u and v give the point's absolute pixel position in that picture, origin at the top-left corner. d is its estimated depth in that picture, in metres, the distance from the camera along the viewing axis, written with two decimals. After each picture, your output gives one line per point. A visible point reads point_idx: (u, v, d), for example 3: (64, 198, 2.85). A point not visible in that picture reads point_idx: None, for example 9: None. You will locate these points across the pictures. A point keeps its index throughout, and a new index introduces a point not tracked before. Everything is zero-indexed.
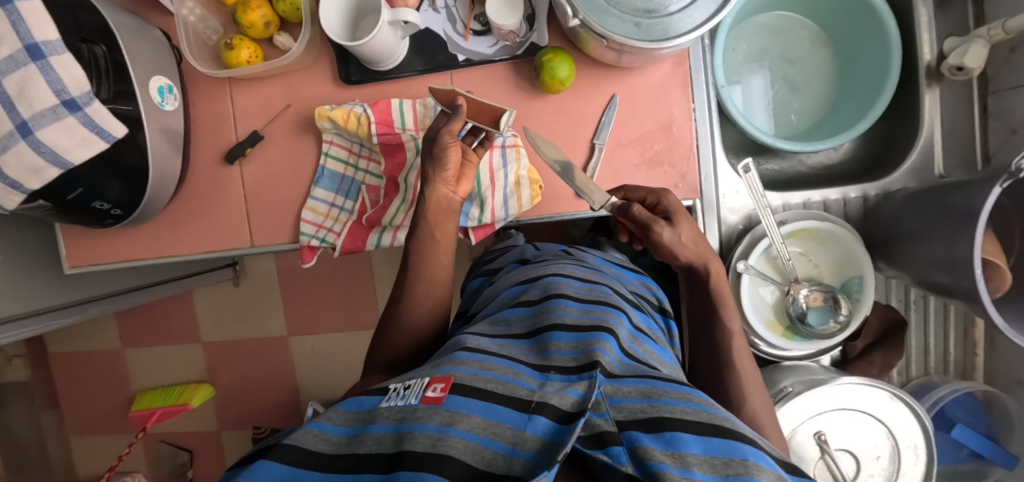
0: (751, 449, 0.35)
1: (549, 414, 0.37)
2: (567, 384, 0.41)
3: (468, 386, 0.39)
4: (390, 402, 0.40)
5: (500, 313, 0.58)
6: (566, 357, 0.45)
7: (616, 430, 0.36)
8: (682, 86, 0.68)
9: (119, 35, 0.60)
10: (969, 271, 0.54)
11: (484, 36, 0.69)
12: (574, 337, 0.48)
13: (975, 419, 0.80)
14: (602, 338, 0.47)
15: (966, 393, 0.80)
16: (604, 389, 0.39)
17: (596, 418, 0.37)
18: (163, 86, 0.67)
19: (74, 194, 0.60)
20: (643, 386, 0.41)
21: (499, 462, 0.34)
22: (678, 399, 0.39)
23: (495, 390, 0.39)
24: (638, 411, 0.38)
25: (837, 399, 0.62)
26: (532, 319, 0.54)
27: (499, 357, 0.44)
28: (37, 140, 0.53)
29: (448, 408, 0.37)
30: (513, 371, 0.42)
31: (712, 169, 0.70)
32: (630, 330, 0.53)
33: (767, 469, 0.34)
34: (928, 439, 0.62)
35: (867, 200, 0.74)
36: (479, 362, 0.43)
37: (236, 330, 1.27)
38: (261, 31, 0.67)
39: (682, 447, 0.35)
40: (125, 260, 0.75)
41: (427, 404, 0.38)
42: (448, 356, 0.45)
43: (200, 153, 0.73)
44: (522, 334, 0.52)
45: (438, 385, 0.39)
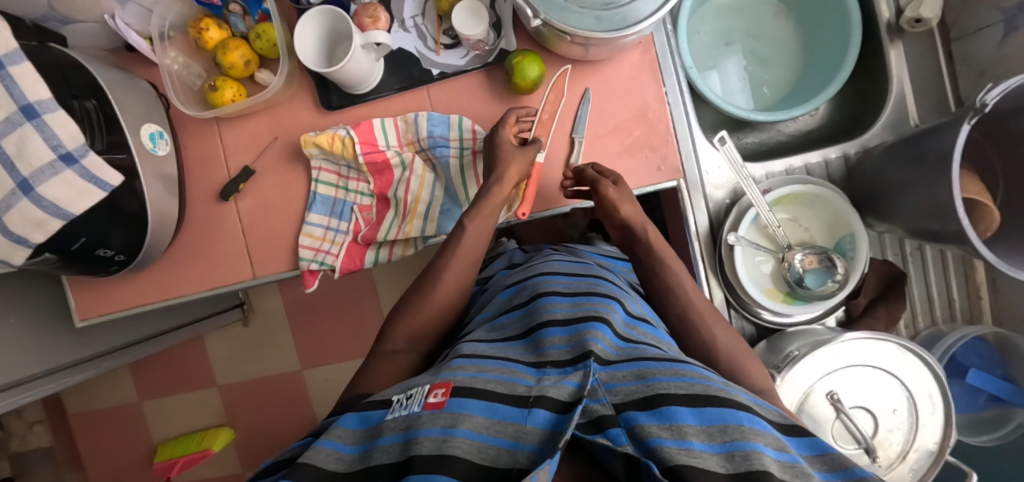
0: (745, 415, 0.36)
1: (548, 406, 0.37)
2: (563, 375, 0.41)
3: (466, 387, 0.39)
4: (394, 413, 0.40)
5: (498, 317, 0.59)
6: (561, 351, 0.46)
7: (613, 413, 0.37)
8: (652, 72, 0.71)
9: (107, 90, 0.63)
10: (953, 213, 0.55)
11: (455, 49, 0.72)
12: (568, 330, 0.49)
13: (989, 364, 0.79)
14: (596, 327, 0.47)
15: (976, 337, 0.79)
16: (599, 377, 0.40)
17: (593, 404, 0.38)
18: (154, 132, 0.69)
19: (77, 245, 0.63)
20: (637, 369, 0.41)
21: (504, 458, 0.35)
22: (671, 375, 0.39)
23: (494, 389, 0.39)
24: (633, 392, 0.38)
25: (844, 356, 0.62)
26: (525, 320, 0.55)
27: (495, 360, 0.45)
28: (39, 196, 0.55)
29: (450, 411, 0.37)
30: (509, 369, 0.43)
31: (692, 147, 0.72)
32: (623, 318, 0.54)
33: (763, 431, 0.35)
34: (943, 388, 0.62)
35: (848, 159, 0.74)
36: (476, 366, 0.43)
37: (251, 369, 1.28)
38: (242, 71, 0.70)
39: (678, 419, 0.35)
40: (132, 306, 0.76)
41: (429, 410, 0.38)
42: (446, 363, 0.46)
43: (195, 195, 0.75)
44: (517, 335, 0.53)
45: (438, 390, 0.40)
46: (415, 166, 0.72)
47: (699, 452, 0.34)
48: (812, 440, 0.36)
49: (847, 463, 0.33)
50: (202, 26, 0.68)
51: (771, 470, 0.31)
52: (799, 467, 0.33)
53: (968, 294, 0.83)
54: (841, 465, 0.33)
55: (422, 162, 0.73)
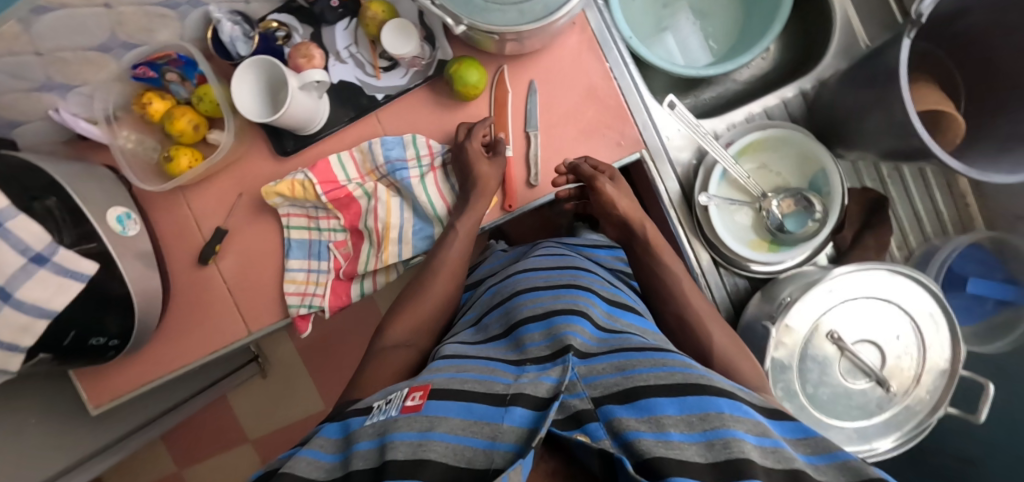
0: (725, 401, 0.36)
1: (525, 404, 0.37)
2: (542, 371, 0.41)
3: (443, 390, 0.40)
4: (373, 419, 0.41)
5: (483, 320, 0.60)
6: (540, 347, 0.46)
7: (591, 407, 0.37)
8: (593, 51, 0.71)
9: (66, 184, 0.64)
10: (913, 130, 0.54)
11: (394, 70, 0.72)
12: (545, 325, 0.49)
13: (988, 268, 0.80)
14: (573, 321, 0.48)
15: (970, 246, 0.80)
16: (578, 371, 0.40)
17: (572, 399, 0.38)
18: (122, 214, 0.70)
19: (69, 338, 0.64)
20: (618, 361, 0.41)
21: (480, 458, 0.34)
22: (653, 366, 0.40)
23: (472, 389, 0.40)
24: (612, 384, 0.39)
25: (836, 294, 0.60)
26: (506, 317, 0.56)
27: (476, 359, 0.46)
28: (18, 300, 0.56)
29: (426, 415, 0.38)
30: (489, 368, 0.44)
31: (648, 117, 0.71)
32: (602, 309, 0.55)
33: (744, 418, 0.35)
34: (943, 304, 0.61)
35: (806, 95, 0.73)
36: (456, 367, 0.44)
37: (278, 419, 1.30)
38: (193, 136, 0.71)
39: (657, 411, 0.36)
40: (140, 385, 0.77)
41: (406, 413, 0.39)
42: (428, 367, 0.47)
43: (176, 265, 0.76)
44: (499, 334, 0.54)
45: (416, 394, 0.40)
46: (382, 195, 0.72)
47: (678, 443, 0.34)
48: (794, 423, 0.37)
49: (831, 447, 0.34)
50: (145, 101, 0.69)
51: (749, 458, 0.32)
52: (781, 451, 0.33)
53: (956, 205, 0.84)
54: (825, 450, 0.34)
55: (387, 190, 0.72)
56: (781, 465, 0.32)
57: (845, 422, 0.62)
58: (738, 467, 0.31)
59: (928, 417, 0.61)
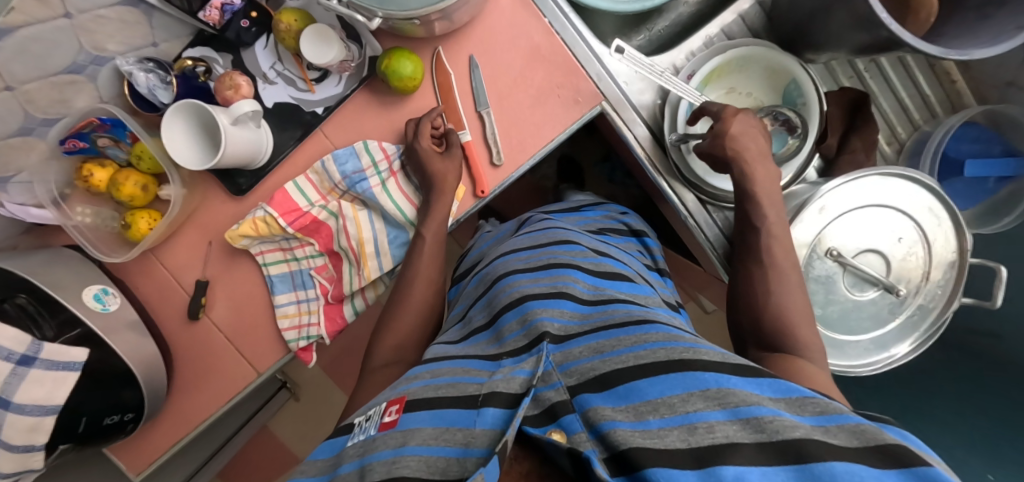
0: (712, 376, 0.35)
1: (497, 403, 0.35)
2: (517, 365, 0.40)
3: (419, 400, 0.39)
4: (354, 439, 0.40)
5: (470, 314, 0.59)
6: (516, 339, 0.45)
7: (567, 398, 0.36)
8: (527, 9, 0.66)
9: (33, 278, 0.62)
10: (880, 23, 0.49)
11: (326, 79, 0.68)
12: (519, 312, 0.48)
13: (984, 145, 0.81)
14: (556, 304, 0.48)
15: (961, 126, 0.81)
16: (553, 359, 0.39)
17: (545, 392, 0.37)
18: (98, 291, 0.68)
19: (82, 425, 0.64)
20: (596, 343, 0.41)
21: (453, 468, 0.33)
22: (633, 345, 0.39)
23: (445, 394, 0.39)
24: (587, 370, 0.38)
25: (828, 212, 0.58)
26: (489, 307, 0.55)
27: (454, 361, 0.45)
28: (19, 405, 0.58)
29: (401, 429, 0.37)
30: (465, 369, 0.43)
31: (602, 66, 0.67)
32: (587, 284, 0.54)
33: (729, 391, 0.34)
34: (941, 195, 0.59)
35: (763, 5, 0.68)
36: (432, 371, 0.44)
37: (322, 435, 1.34)
38: (144, 198, 0.69)
39: (635, 398, 0.35)
40: (169, 449, 0.76)
41: (383, 430, 0.38)
42: (406, 375, 0.46)
43: (167, 327, 0.74)
44: (482, 326, 0.53)
45: (392, 408, 0.40)
46: (350, 213, 0.70)
47: (657, 431, 0.32)
48: (779, 384, 0.36)
49: (832, 411, 0.33)
50: (86, 173, 0.66)
51: (731, 442, 0.30)
52: (772, 420, 0.31)
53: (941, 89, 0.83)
54: (820, 412, 0.33)
55: (353, 208, 0.70)
56: (763, 437, 0.30)
57: (860, 334, 0.61)
58: (721, 450, 0.30)
59: (944, 311, 0.60)
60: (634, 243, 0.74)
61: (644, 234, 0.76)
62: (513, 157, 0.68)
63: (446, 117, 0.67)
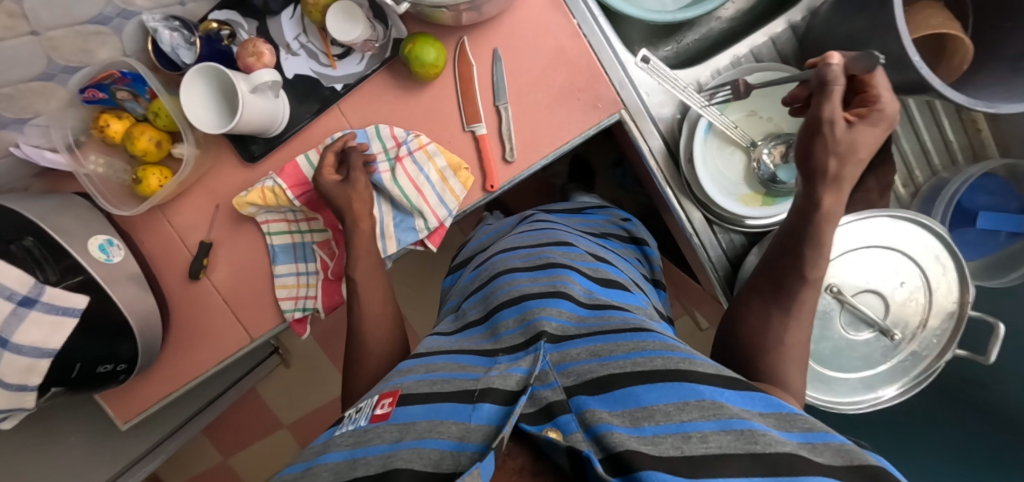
0: (706, 387, 0.35)
1: (494, 399, 0.36)
2: (512, 363, 0.41)
3: (413, 395, 0.40)
4: (343, 429, 0.40)
5: (462, 306, 0.61)
6: (514, 335, 0.46)
7: (563, 398, 0.36)
8: (556, 9, 0.65)
9: (42, 222, 0.63)
10: (909, 64, 0.49)
11: (348, 57, 0.68)
12: (519, 310, 0.49)
13: (1002, 199, 0.80)
14: (551, 304, 0.48)
15: (982, 176, 0.80)
16: (550, 359, 0.40)
17: (543, 390, 0.37)
18: (104, 242, 0.69)
19: (76, 371, 0.65)
20: (594, 347, 0.41)
21: (447, 461, 0.33)
22: (630, 352, 0.40)
23: (440, 390, 0.40)
24: (585, 371, 0.38)
25: (835, 247, 0.58)
26: (485, 301, 0.56)
27: (449, 357, 0.46)
28: (17, 344, 0.59)
29: (396, 423, 0.38)
30: (460, 365, 0.44)
31: (624, 74, 0.66)
32: (584, 287, 0.54)
33: (722, 404, 0.34)
34: (951, 246, 0.59)
35: (796, 29, 0.67)
36: (426, 366, 0.45)
37: (309, 403, 1.37)
38: (157, 153, 0.69)
39: (632, 404, 0.35)
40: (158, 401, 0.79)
41: (375, 422, 0.39)
42: (396, 370, 0.47)
43: (167, 284, 0.75)
44: (476, 319, 0.54)
45: (385, 401, 0.41)
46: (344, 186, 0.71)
47: (653, 437, 0.32)
48: (769, 398, 0.37)
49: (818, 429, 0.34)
50: (102, 123, 0.67)
51: (727, 450, 0.31)
52: (762, 433, 0.32)
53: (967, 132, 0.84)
54: (807, 430, 0.34)
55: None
56: (760, 446, 0.31)
57: (850, 373, 0.61)
58: (712, 462, 0.30)
59: (935, 361, 0.60)
60: (633, 251, 0.73)
61: (644, 242, 0.75)
62: (526, 155, 0.68)
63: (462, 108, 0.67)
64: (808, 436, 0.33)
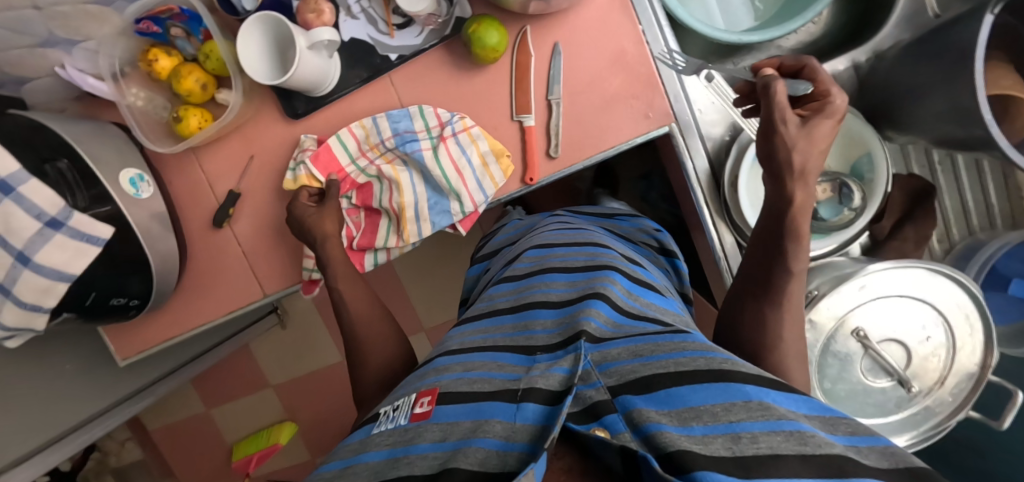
0: (753, 388, 0.35)
1: (536, 399, 0.38)
2: (553, 362, 0.42)
3: (452, 393, 0.41)
4: (382, 427, 0.42)
5: (490, 295, 0.61)
6: (549, 335, 0.48)
7: (608, 398, 0.37)
8: (623, 11, 0.65)
9: (76, 144, 0.62)
10: (979, 118, 0.50)
11: (407, 28, 0.67)
12: (557, 312, 0.52)
13: None
14: (590, 305, 0.49)
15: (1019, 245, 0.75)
16: (591, 358, 0.41)
17: (586, 390, 0.38)
18: (135, 176, 0.68)
19: (91, 299, 0.64)
20: (633, 347, 0.42)
21: (493, 459, 0.34)
22: (672, 352, 0.40)
23: (479, 389, 0.41)
24: (627, 372, 0.39)
25: (869, 290, 0.58)
26: (518, 294, 0.58)
27: (480, 354, 0.47)
28: (38, 265, 0.57)
29: (437, 422, 0.39)
30: (497, 363, 0.45)
31: (680, 87, 0.66)
32: (624, 287, 0.54)
33: (770, 404, 0.34)
34: (981, 306, 0.59)
35: (859, 69, 0.66)
36: (462, 364, 0.46)
37: (300, 367, 1.37)
38: (201, 95, 0.68)
39: (678, 403, 0.35)
40: (164, 341, 0.79)
41: (416, 420, 0.40)
42: (430, 366, 0.49)
43: (190, 228, 0.75)
44: (507, 309, 0.56)
45: (424, 400, 0.42)
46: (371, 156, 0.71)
47: (703, 436, 0.32)
48: (816, 402, 0.36)
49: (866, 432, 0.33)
50: (151, 57, 0.66)
51: (779, 450, 0.30)
52: (811, 435, 0.31)
53: (1010, 196, 0.77)
54: (852, 433, 0.33)
55: (390, 161, 0.71)
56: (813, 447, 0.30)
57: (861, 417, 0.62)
58: (764, 461, 0.30)
59: (947, 419, 0.61)
60: (664, 262, 0.71)
61: (675, 255, 0.72)
62: (570, 154, 0.68)
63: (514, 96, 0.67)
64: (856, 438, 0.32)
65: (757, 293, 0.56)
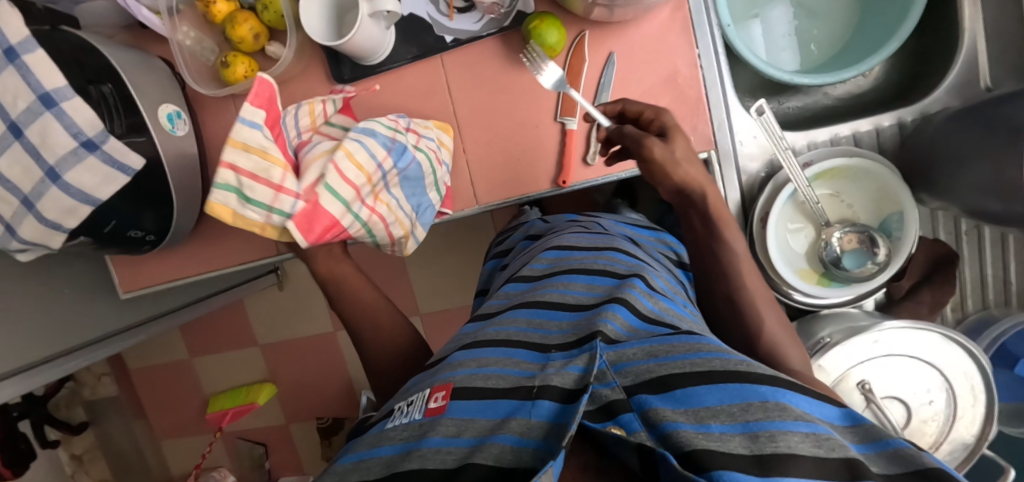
0: (769, 389, 0.34)
1: (551, 396, 0.37)
2: (568, 360, 0.41)
3: (466, 388, 0.40)
4: (396, 422, 0.41)
5: (504, 289, 0.60)
6: (561, 336, 0.47)
7: (624, 398, 0.37)
8: (684, 31, 0.65)
9: (121, 71, 0.62)
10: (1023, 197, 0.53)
11: (468, 13, 0.68)
12: (574, 315, 0.51)
13: None
14: (610, 308, 0.47)
15: None
16: (607, 358, 0.40)
17: (602, 389, 0.38)
18: (172, 112, 0.68)
19: (109, 227, 0.64)
20: (649, 347, 0.41)
21: (508, 455, 0.33)
22: (688, 352, 0.39)
23: (494, 386, 0.40)
24: (644, 372, 0.38)
25: (880, 345, 0.60)
26: (532, 294, 0.56)
27: (497, 347, 0.46)
28: (66, 183, 0.57)
29: (451, 417, 0.38)
30: (513, 361, 0.43)
31: (725, 116, 0.67)
32: (644, 291, 0.53)
33: (789, 405, 0.34)
34: (987, 380, 0.61)
35: (903, 127, 0.69)
36: (477, 360, 0.44)
37: (289, 331, 1.36)
38: (252, 45, 0.68)
39: (694, 402, 0.35)
40: (173, 280, 0.80)
41: (430, 416, 0.39)
42: (447, 361, 0.47)
43: (218, 173, 0.76)
44: (520, 308, 0.54)
45: (438, 394, 0.41)
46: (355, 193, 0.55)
47: (720, 435, 0.33)
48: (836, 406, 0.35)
49: (879, 435, 0.33)
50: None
51: (796, 451, 0.30)
52: (830, 439, 0.31)
53: None
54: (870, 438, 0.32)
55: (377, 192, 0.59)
56: (835, 454, 0.30)
57: None
58: (783, 461, 0.30)
59: None
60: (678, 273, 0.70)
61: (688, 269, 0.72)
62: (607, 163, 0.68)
63: (561, 96, 0.67)
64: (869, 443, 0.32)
65: (771, 330, 0.57)
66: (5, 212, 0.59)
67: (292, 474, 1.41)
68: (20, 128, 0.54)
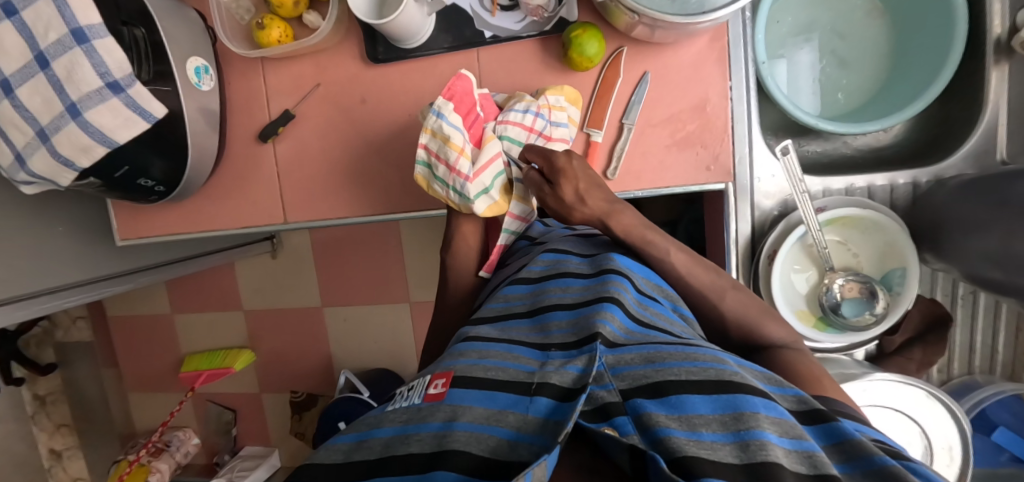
0: (762, 401, 0.35)
1: (549, 394, 0.37)
2: (567, 360, 0.41)
3: (466, 378, 0.40)
4: (395, 405, 0.41)
5: (501, 291, 0.58)
6: (566, 335, 0.46)
7: (620, 401, 0.37)
8: (720, 62, 0.65)
9: (156, 16, 0.61)
10: None
11: (511, 12, 0.68)
12: (574, 314, 0.49)
13: (1018, 422, 0.80)
14: (605, 308, 0.46)
15: (1009, 395, 0.78)
16: (605, 361, 0.40)
17: (599, 390, 0.38)
18: (200, 67, 0.67)
19: (121, 172, 0.63)
20: (647, 352, 0.40)
21: (503, 449, 0.34)
22: (684, 360, 0.39)
23: (494, 377, 0.40)
24: (640, 377, 0.38)
25: (868, 394, 0.65)
26: (533, 298, 0.54)
27: (500, 343, 0.45)
28: (85, 121, 0.56)
29: (450, 403, 0.38)
30: (512, 355, 0.43)
31: (748, 150, 0.67)
32: (635, 297, 0.51)
33: (780, 420, 0.34)
34: (964, 443, 0.67)
35: (917, 187, 0.71)
36: (478, 351, 0.44)
37: (275, 300, 1.34)
38: (291, 10, 0.67)
39: (687, 409, 0.35)
40: (173, 234, 0.79)
41: (430, 401, 0.39)
42: (451, 350, 0.47)
43: (235, 132, 0.75)
44: (523, 313, 0.52)
45: (439, 381, 0.41)
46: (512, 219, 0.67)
47: (710, 443, 0.33)
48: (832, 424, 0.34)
49: (866, 450, 0.31)
50: None
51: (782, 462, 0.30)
52: (816, 456, 0.31)
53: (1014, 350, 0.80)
54: (860, 455, 0.31)
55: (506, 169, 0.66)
56: (814, 470, 0.30)
57: None
58: (771, 471, 0.29)
59: None
60: None
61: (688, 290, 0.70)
62: (626, 180, 0.69)
63: (590, 110, 0.68)
64: (857, 462, 0.31)
65: None
66: (16, 141, 0.57)
67: (257, 444, 1.40)
68: (47, 59, 0.53)
